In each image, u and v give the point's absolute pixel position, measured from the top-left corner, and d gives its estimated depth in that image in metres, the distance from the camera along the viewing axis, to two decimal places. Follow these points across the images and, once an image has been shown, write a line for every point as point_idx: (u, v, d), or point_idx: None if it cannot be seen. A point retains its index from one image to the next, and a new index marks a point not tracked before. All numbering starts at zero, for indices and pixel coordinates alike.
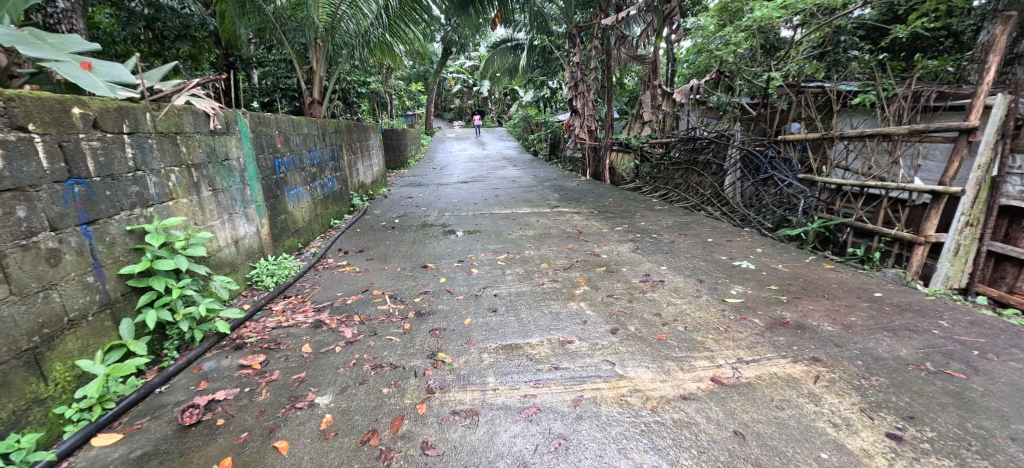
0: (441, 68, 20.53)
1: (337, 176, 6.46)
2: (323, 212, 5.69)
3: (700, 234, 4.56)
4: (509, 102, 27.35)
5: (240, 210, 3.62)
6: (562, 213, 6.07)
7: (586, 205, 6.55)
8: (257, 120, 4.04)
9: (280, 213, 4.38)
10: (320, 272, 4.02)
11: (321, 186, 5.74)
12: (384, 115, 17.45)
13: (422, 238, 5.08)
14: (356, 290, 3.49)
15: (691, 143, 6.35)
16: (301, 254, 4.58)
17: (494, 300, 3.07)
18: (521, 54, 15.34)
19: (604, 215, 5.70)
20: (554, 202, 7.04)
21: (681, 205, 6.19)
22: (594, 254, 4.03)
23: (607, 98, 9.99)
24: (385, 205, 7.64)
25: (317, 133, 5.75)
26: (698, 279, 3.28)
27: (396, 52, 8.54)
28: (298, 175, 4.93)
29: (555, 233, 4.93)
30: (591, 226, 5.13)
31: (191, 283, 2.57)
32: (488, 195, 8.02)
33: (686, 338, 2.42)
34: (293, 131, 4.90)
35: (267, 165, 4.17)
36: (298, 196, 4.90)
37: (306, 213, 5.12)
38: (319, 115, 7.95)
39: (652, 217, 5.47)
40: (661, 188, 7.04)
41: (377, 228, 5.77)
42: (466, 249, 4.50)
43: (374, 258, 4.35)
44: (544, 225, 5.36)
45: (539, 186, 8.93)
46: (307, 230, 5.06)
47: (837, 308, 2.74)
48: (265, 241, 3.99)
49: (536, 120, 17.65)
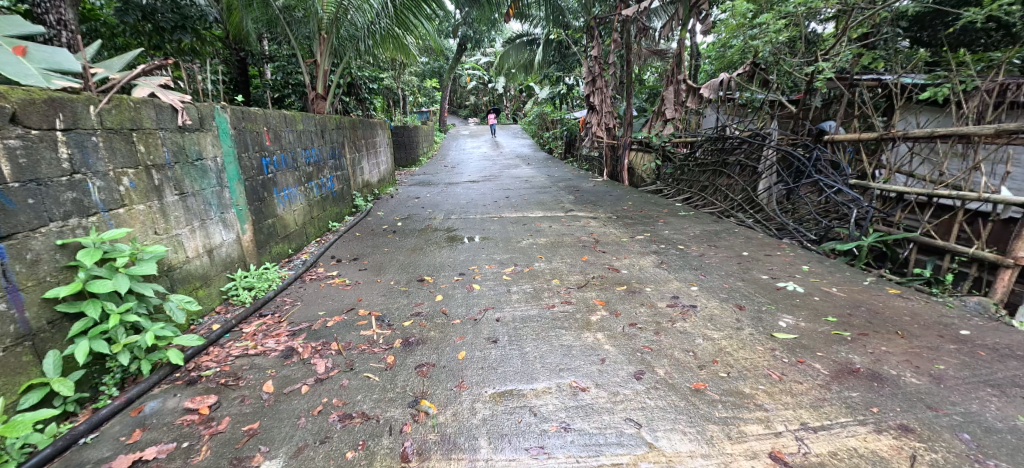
0: (456, 63, 20.13)
1: (337, 175, 6.09)
2: (319, 214, 5.33)
3: (733, 245, 4.04)
4: (524, 99, 26.83)
5: (216, 215, 3.27)
6: (578, 217, 5.59)
7: (603, 209, 6.05)
8: (240, 115, 3.68)
9: (267, 217, 4.03)
10: (307, 283, 3.64)
11: (318, 186, 5.37)
12: (395, 111, 17.09)
13: (424, 245, 4.67)
14: (342, 309, 3.09)
15: (719, 143, 5.80)
16: (291, 262, 4.23)
17: (496, 326, 2.64)
18: (537, 49, 14.95)
19: (623, 221, 5.21)
20: (569, 204, 6.55)
21: (707, 209, 5.67)
22: (613, 269, 3.56)
23: (626, 94, 9.44)
24: (390, 205, 7.28)
25: (316, 129, 5.40)
26: (738, 305, 2.80)
27: (406, 45, 8.15)
28: (291, 176, 4.60)
29: (569, 241, 4.47)
30: (609, 234, 4.65)
31: (138, 305, 2.18)
32: (499, 196, 7.58)
33: (730, 390, 1.96)
34: (285, 128, 4.55)
35: (250, 164, 3.80)
36: (292, 198, 4.58)
37: (300, 216, 4.78)
38: (322, 111, 7.56)
39: (676, 225, 4.96)
40: (685, 191, 6.52)
41: (377, 232, 5.38)
42: (469, 259, 4.07)
43: (368, 268, 3.96)
44: (557, 232, 4.89)
45: (553, 186, 8.45)
46: (300, 235, 4.71)
47: (914, 351, 2.26)
48: (247, 249, 3.63)
49: (551, 118, 17.13)
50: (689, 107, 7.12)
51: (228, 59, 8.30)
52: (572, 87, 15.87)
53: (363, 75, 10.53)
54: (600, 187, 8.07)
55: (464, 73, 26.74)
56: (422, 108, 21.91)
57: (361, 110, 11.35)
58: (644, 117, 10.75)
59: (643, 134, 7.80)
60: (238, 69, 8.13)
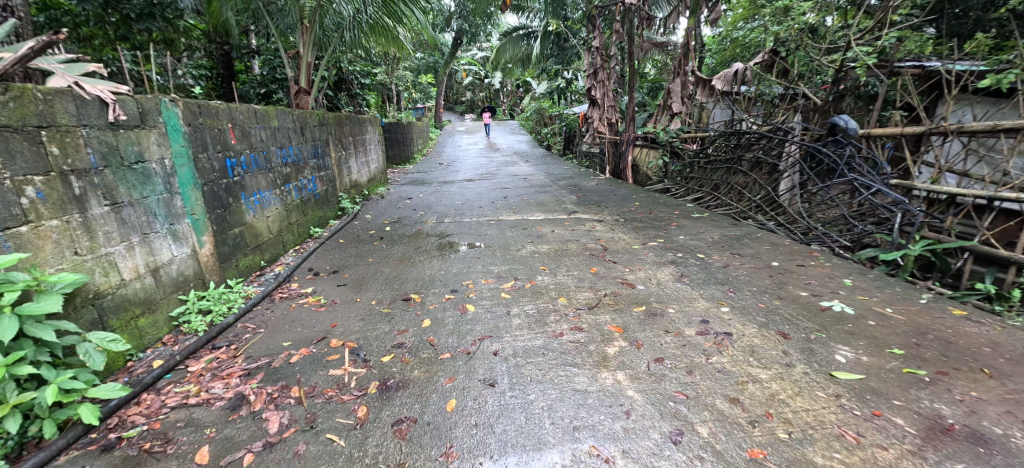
0: (451, 58, 19.58)
1: (320, 176, 5.61)
2: (298, 219, 4.85)
3: (760, 253, 3.58)
4: (521, 95, 26.27)
5: (163, 227, 2.82)
6: (583, 221, 5.13)
7: (608, 210, 5.59)
8: (196, 110, 3.21)
9: (232, 226, 3.57)
10: (276, 303, 3.18)
11: (297, 188, 4.89)
12: (389, 107, 16.55)
13: (413, 254, 4.20)
14: (311, 339, 2.63)
15: (735, 138, 5.33)
16: (261, 277, 3.76)
17: (493, 363, 2.18)
18: (535, 42, 14.50)
19: (634, 225, 4.75)
20: (571, 205, 6.09)
21: (721, 211, 5.21)
22: (628, 284, 3.09)
23: (630, 88, 8.96)
24: (380, 207, 6.80)
25: (294, 125, 4.92)
26: (782, 333, 2.33)
27: (396, 36, 7.67)
28: (263, 178, 4.12)
29: (574, 249, 4.00)
30: (618, 240, 4.18)
31: (38, 353, 1.78)
32: (496, 197, 7.10)
33: (796, 461, 1.52)
34: (255, 124, 4.07)
35: (210, 165, 3.35)
36: (265, 204, 4.11)
37: (275, 223, 4.31)
38: (306, 106, 7.04)
39: (691, 229, 4.50)
40: (696, 190, 6.06)
41: (362, 239, 4.91)
42: (463, 271, 3.59)
43: (348, 284, 3.49)
44: (560, 238, 4.42)
45: (554, 185, 7.98)
46: (275, 245, 4.24)
47: (1014, 397, 1.80)
48: (205, 265, 3.17)
49: (549, 113, 16.60)
50: (699, 100, 6.65)
51: (210, 53, 7.77)
52: (570, 81, 15.37)
53: (354, 69, 10.01)
54: (604, 186, 7.60)
55: (460, 68, 26.20)
56: (417, 103, 21.33)
57: (352, 106, 10.84)
58: (647, 112, 10.27)
59: (649, 130, 7.33)
60: (222, 63, 7.55)
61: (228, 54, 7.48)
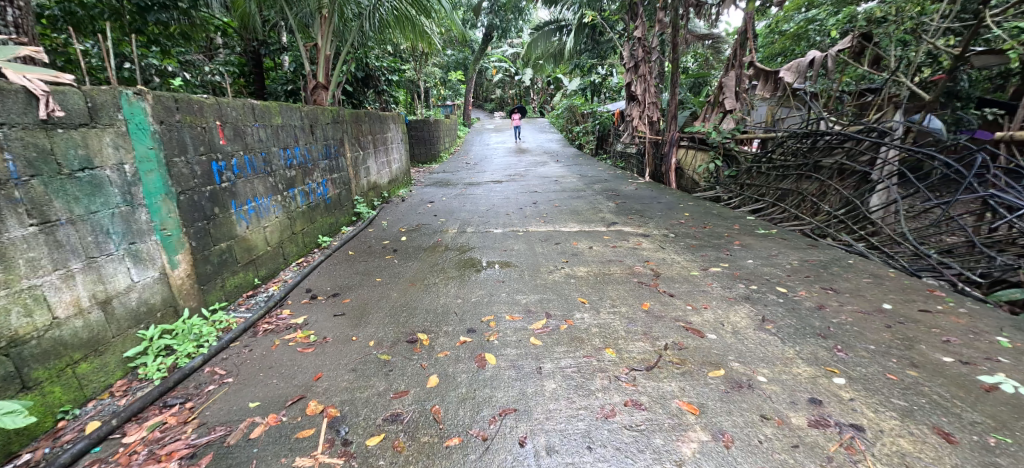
0: (481, 54, 19.01)
1: (332, 178, 5.10)
2: (304, 227, 4.33)
3: (861, 289, 2.81)
4: (551, 92, 25.48)
5: (120, 247, 2.31)
6: (625, 235, 4.42)
7: (653, 222, 4.86)
8: (172, 104, 2.71)
9: (218, 240, 3.07)
10: (258, 338, 2.63)
11: (303, 193, 4.38)
12: (416, 104, 16.12)
13: (426, 274, 3.59)
14: (287, 397, 2.06)
15: (810, 139, 4.51)
16: (252, 299, 3.25)
17: (520, 461, 1.57)
18: (568, 37, 13.80)
19: (688, 244, 4.01)
20: (610, 215, 5.38)
21: (791, 226, 4.42)
22: (694, 331, 2.39)
23: (674, 82, 8.13)
24: (398, 212, 6.27)
25: (302, 123, 4.41)
26: (940, 430, 1.63)
27: (420, 26, 7.13)
28: (260, 184, 3.62)
29: (619, 275, 3.32)
30: (671, 264, 3.47)
31: None
32: (525, 202, 6.46)
33: None
34: (252, 122, 3.56)
35: (189, 170, 2.84)
36: (262, 213, 3.61)
37: (275, 234, 3.81)
38: (324, 102, 6.55)
39: (760, 249, 3.73)
40: (755, 200, 5.26)
41: (374, 251, 4.35)
42: (482, 301, 2.95)
43: (347, 314, 2.91)
44: (600, 258, 3.74)
45: (588, 190, 7.28)
46: (274, 259, 3.75)
47: None
48: (179, 289, 2.68)
49: (581, 111, 15.80)
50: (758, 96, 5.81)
51: (234, 49, 7.46)
52: (605, 77, 14.52)
53: (380, 65, 9.56)
54: (644, 192, 6.82)
55: (489, 66, 25.71)
56: (445, 102, 20.96)
57: (378, 103, 10.42)
58: (690, 109, 9.39)
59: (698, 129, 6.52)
60: (251, 61, 7.46)
61: (258, 51, 7.37)
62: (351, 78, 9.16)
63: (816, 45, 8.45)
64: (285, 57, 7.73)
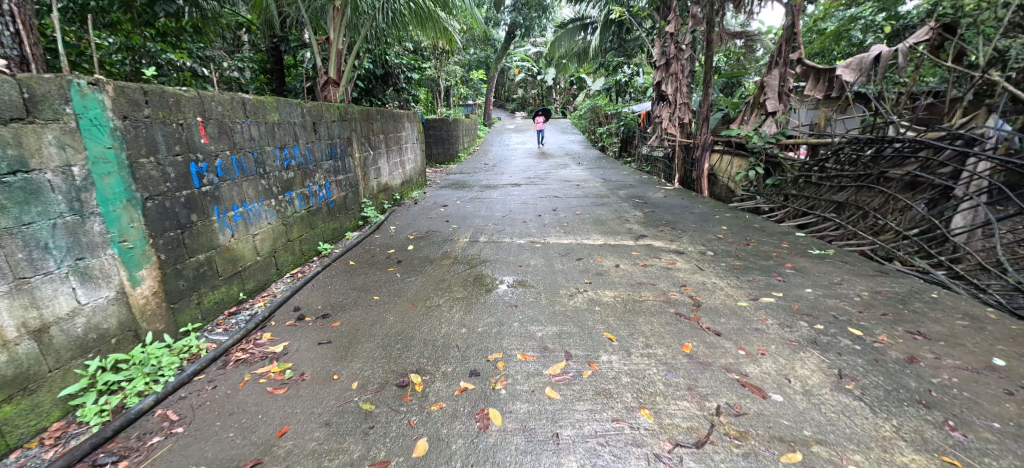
0: (503, 53, 18.59)
1: (338, 180, 4.75)
2: (302, 234, 3.98)
3: (958, 338, 2.31)
4: (574, 93, 24.87)
5: (62, 265, 1.96)
6: (656, 252, 3.93)
7: (688, 237, 4.35)
8: (141, 97, 2.36)
9: (196, 252, 2.72)
10: (227, 371, 2.26)
11: (302, 196, 4.02)
12: (436, 103, 15.79)
13: (429, 293, 3.17)
14: (241, 460, 1.68)
15: (876, 146, 3.98)
16: (233, 318, 2.89)
17: None
18: (594, 35, 13.30)
19: (731, 265, 3.50)
20: (638, 226, 4.89)
21: (849, 245, 3.92)
22: (755, 390, 1.93)
23: (708, 82, 7.56)
24: (409, 216, 5.89)
25: (304, 121, 4.06)
26: None
27: (438, 19, 6.75)
28: (251, 187, 3.27)
29: (651, 302, 2.85)
30: (713, 291, 2.99)
31: None
32: (545, 209, 6.01)
33: None
34: (243, 118, 3.20)
35: (161, 173, 2.48)
36: (252, 219, 3.25)
37: (266, 242, 3.45)
38: (334, 99, 6.18)
39: (818, 275, 3.21)
40: (803, 213, 4.68)
41: (377, 261, 3.98)
42: (490, 332, 2.52)
43: (334, 341, 2.51)
44: (630, 279, 3.27)
45: (612, 197, 6.77)
46: (264, 271, 3.39)
47: None
48: (142, 310, 2.32)
49: (605, 112, 15.27)
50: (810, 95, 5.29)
51: (257, 44, 7.24)
52: (631, 77, 13.95)
53: (399, 62, 9.23)
54: (674, 201, 6.28)
55: (511, 65, 25.35)
56: (465, 100, 20.68)
57: (396, 101, 10.10)
58: (722, 111, 8.77)
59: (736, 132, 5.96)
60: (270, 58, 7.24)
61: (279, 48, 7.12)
62: (369, 75, 8.85)
63: (865, 43, 7.78)
64: (302, 53, 7.46)
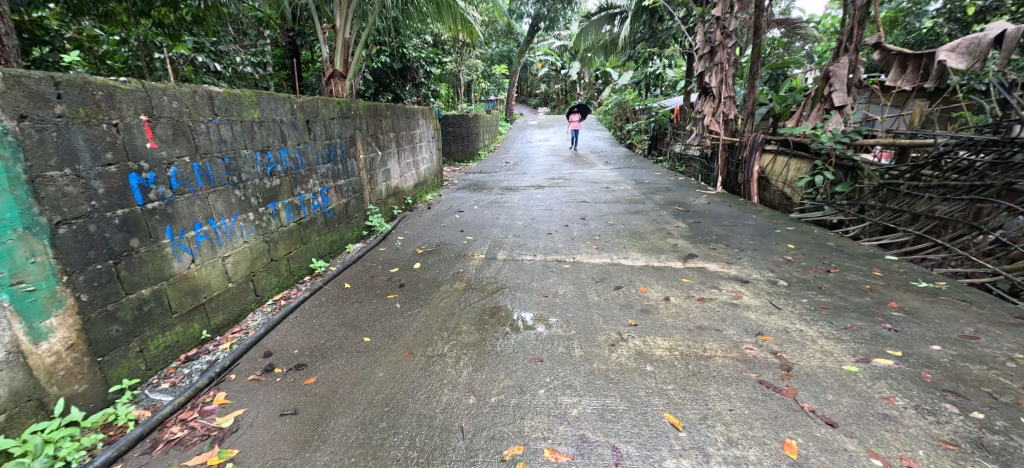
0: (525, 47, 17.85)
1: (338, 186, 4.16)
2: (291, 251, 3.40)
3: None
4: (599, 87, 23.88)
5: None
6: (714, 279, 3.21)
7: (750, 259, 3.61)
8: (49, 90, 1.80)
9: (138, 286, 2.14)
10: (151, 460, 1.70)
11: (291, 206, 3.42)
12: (456, 100, 15.21)
13: (431, 335, 2.54)
14: None
15: (1001, 150, 3.33)
16: (187, 367, 2.32)
17: None
18: (624, 25, 12.48)
19: (814, 304, 2.77)
20: (684, 241, 4.16)
21: (963, 276, 3.24)
22: None
23: (757, 74, 6.71)
24: (420, 224, 5.27)
25: (295, 118, 3.47)
26: None
27: (457, 5, 6.10)
28: (222, 199, 2.68)
29: (722, 361, 2.17)
30: (803, 346, 2.28)
31: None
32: (573, 217, 5.31)
33: None
34: (210, 116, 2.61)
35: (83, 189, 1.91)
36: (221, 239, 2.67)
37: (242, 264, 2.87)
38: (340, 94, 5.60)
39: (942, 326, 2.45)
40: (887, 229, 4.05)
41: (376, 284, 3.37)
42: (507, 406, 1.89)
43: (303, 410, 1.93)
44: (687, 322, 2.58)
45: (648, 203, 6.03)
46: (237, 300, 2.81)
47: None
48: (48, 374, 1.78)
49: (633, 107, 14.45)
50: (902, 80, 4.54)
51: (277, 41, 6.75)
52: (662, 70, 13.09)
53: (417, 56, 8.60)
54: (721, 209, 5.49)
55: (534, 58, 24.64)
56: (487, 95, 20.12)
57: (414, 98, 9.52)
58: (768, 105, 7.91)
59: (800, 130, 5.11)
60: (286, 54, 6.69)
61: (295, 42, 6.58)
62: (386, 70, 8.32)
63: (942, 27, 6.79)
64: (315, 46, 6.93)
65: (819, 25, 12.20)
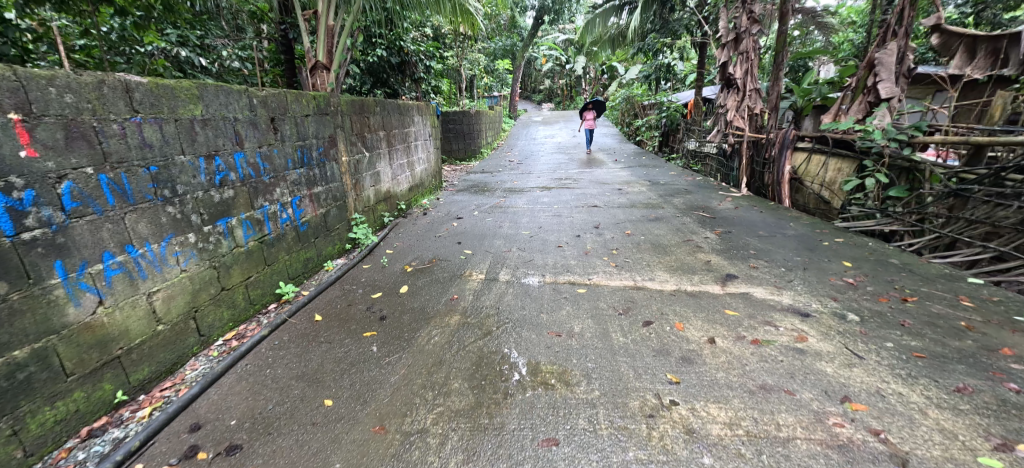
0: (529, 40, 17.21)
1: (313, 194, 3.56)
2: (251, 276, 2.82)
3: None
4: (604, 83, 23.20)
5: None
6: (766, 312, 2.59)
7: (802, 281, 3.01)
8: None
9: (9, 348, 1.62)
10: None
11: (252, 223, 2.83)
12: (458, 96, 14.56)
13: (410, 398, 1.95)
14: None
15: None
16: (85, 450, 1.78)
17: None
18: (633, 16, 11.82)
19: (904, 352, 2.17)
20: (719, 257, 3.55)
21: None
22: None
23: (785, 63, 6.06)
24: (413, 234, 4.67)
25: (255, 116, 2.88)
26: None
27: None
28: (146, 220, 2.11)
29: (805, 448, 1.59)
30: (910, 424, 1.69)
31: None
32: (584, 225, 4.70)
33: None
34: (126, 114, 2.03)
35: None
36: (145, 270, 2.09)
37: (179, 300, 2.29)
38: (324, 87, 4.95)
39: None
40: (960, 245, 3.50)
41: (353, 315, 2.78)
42: None
43: None
44: (746, 378, 1.98)
45: (668, 208, 5.40)
46: (171, 345, 2.24)
47: None
48: None
49: (642, 102, 13.81)
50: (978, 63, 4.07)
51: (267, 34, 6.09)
52: (674, 63, 12.44)
53: (416, 49, 7.95)
54: (752, 215, 4.86)
55: (539, 53, 23.98)
56: (491, 92, 19.49)
57: (413, 93, 8.91)
58: (792, 99, 7.29)
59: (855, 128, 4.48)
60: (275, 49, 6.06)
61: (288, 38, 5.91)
62: (383, 64, 7.70)
63: None
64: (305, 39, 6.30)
65: (837, 15, 11.57)
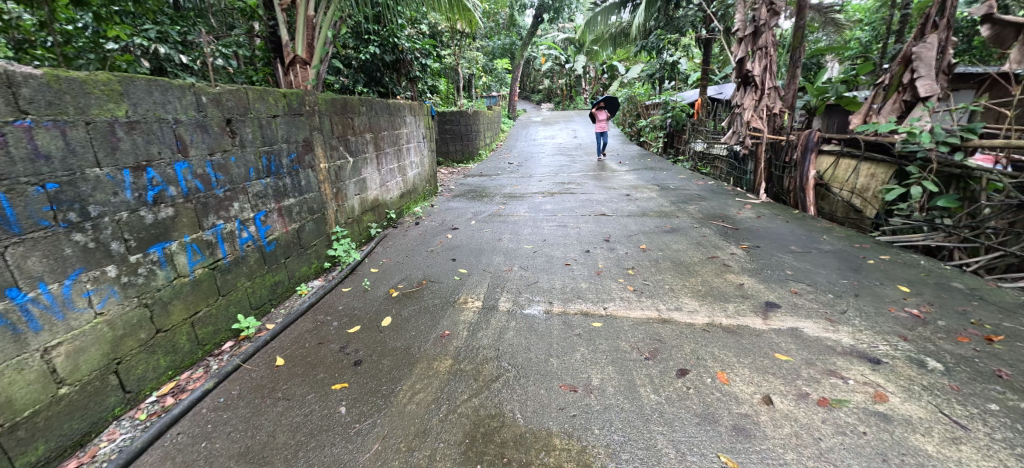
0: (528, 40, 16.73)
1: (283, 207, 3.07)
2: (200, 312, 2.34)
3: None
4: (604, 83, 22.80)
5: None
6: (826, 357, 2.10)
7: (860, 313, 2.53)
8: None
9: None
10: None
11: (201, 246, 2.35)
12: (455, 96, 14.06)
13: None
14: None
15: None
16: None
17: None
18: (636, 12, 11.35)
19: (1018, 419, 1.70)
20: (753, 279, 3.07)
21: None
22: None
23: (801, 58, 5.63)
24: (402, 248, 4.18)
25: (205, 117, 2.39)
26: None
27: None
28: (39, 252, 1.66)
29: None
30: None
31: None
32: (593, 238, 4.22)
33: None
34: (8, 116, 1.59)
35: None
36: (39, 320, 1.66)
37: (93, 353, 1.83)
38: (301, 84, 4.43)
39: None
40: None
41: (323, 359, 2.30)
42: None
43: None
44: (824, 464, 1.52)
45: (684, 217, 4.92)
46: (80, 412, 1.77)
47: None
48: None
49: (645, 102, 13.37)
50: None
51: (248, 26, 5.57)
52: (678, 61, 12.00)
53: (411, 46, 7.46)
54: (779, 226, 4.38)
55: (537, 53, 23.54)
56: (489, 92, 19.03)
57: (409, 93, 8.42)
58: (804, 98, 6.83)
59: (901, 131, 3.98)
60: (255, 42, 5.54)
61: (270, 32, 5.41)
62: (376, 63, 7.18)
63: None
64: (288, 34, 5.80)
65: (845, 12, 11.17)
